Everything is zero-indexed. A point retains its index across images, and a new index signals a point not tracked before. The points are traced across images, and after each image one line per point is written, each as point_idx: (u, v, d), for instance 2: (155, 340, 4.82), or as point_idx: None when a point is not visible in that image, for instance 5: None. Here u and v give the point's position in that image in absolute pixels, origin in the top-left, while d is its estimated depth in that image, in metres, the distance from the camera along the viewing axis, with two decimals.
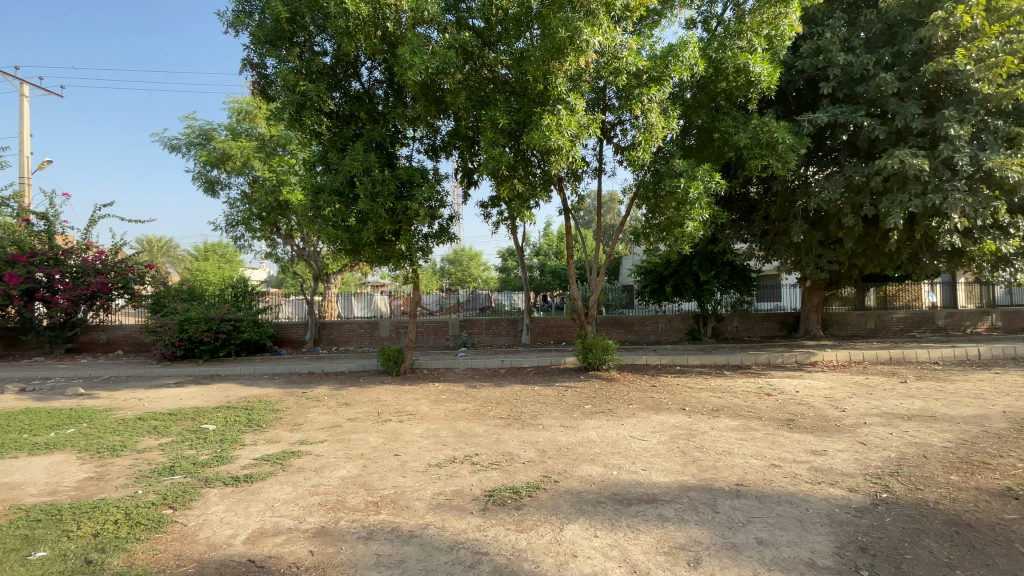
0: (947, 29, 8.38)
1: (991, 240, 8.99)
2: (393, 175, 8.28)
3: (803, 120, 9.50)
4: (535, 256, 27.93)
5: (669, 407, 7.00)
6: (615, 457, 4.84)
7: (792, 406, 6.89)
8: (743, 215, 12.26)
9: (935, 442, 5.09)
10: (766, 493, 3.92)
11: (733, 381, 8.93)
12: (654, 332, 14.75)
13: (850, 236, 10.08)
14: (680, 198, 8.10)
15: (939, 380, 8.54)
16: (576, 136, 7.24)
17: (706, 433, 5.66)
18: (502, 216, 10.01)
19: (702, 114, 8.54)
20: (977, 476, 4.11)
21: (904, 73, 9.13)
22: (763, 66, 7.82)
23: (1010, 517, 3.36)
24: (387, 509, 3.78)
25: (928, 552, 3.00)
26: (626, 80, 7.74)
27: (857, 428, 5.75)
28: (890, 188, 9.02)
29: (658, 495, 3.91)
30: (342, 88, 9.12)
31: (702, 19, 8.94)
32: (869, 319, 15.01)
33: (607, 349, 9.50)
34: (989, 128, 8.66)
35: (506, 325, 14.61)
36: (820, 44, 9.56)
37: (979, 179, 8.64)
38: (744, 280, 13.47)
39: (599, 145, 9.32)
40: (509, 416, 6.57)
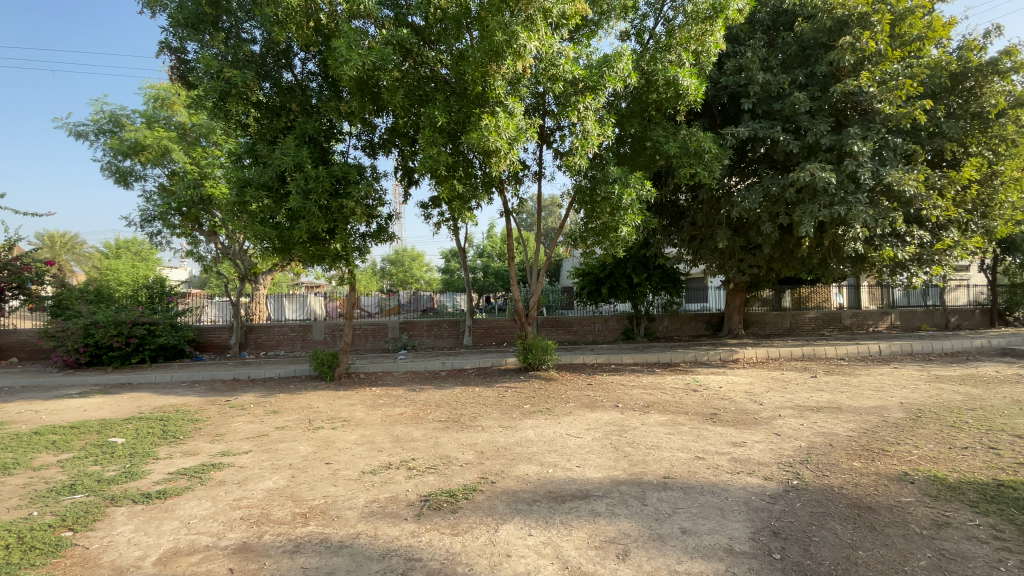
0: (854, 53, 9.29)
1: (889, 247, 9.93)
2: (327, 171, 7.95)
3: (727, 132, 10.12)
4: (477, 257, 27.89)
5: (604, 404, 7.23)
6: (551, 455, 4.92)
7: (716, 401, 7.32)
8: (673, 221, 12.89)
9: (840, 432, 5.58)
10: (691, 484, 4.13)
11: (664, 378, 9.35)
12: (591, 332, 15.14)
13: (768, 242, 10.87)
14: (614, 203, 8.40)
15: (844, 374, 9.37)
16: (514, 139, 7.31)
17: (637, 429, 5.88)
18: (442, 217, 9.94)
19: (634, 123, 8.95)
20: (876, 463, 4.54)
21: (816, 93, 9.94)
22: (691, 80, 8.24)
23: (905, 500, 3.73)
24: (316, 520, 3.63)
25: (832, 534, 3.28)
26: (563, 87, 7.91)
27: (774, 420, 6.20)
28: (803, 199, 9.80)
29: (591, 491, 4.01)
30: (271, 78, 8.68)
31: (635, 32, 9.32)
32: (785, 318, 16.22)
33: (547, 350, 9.64)
34: (890, 145, 9.57)
35: (448, 326, 14.46)
36: (741, 63, 10.26)
37: (881, 193, 9.54)
38: (674, 283, 14.19)
39: (539, 149, 9.48)
40: (447, 418, 6.51)
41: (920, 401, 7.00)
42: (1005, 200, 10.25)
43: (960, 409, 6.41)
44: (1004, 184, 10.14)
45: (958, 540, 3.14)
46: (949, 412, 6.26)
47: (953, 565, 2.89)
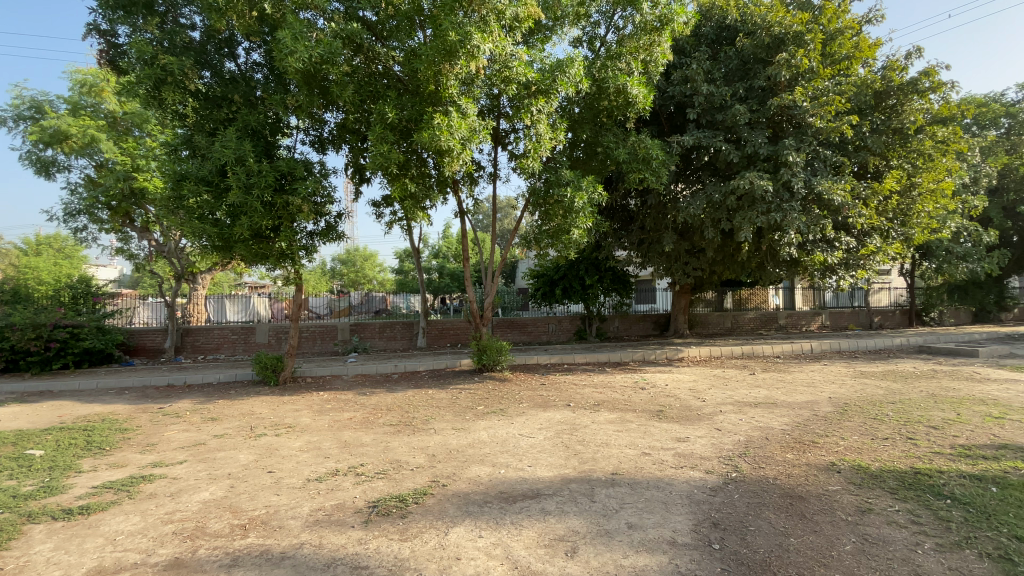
0: (790, 69, 9.88)
1: (820, 251, 10.62)
2: (272, 166, 7.63)
3: (673, 140, 10.53)
4: (432, 257, 27.54)
5: (556, 404, 7.32)
6: (503, 456, 4.93)
7: (663, 398, 7.58)
8: (624, 225, 13.26)
9: (775, 426, 5.92)
10: (637, 480, 4.26)
11: (614, 376, 9.58)
12: (545, 332, 15.31)
13: (711, 246, 11.38)
14: (567, 206, 8.54)
15: (780, 371, 9.95)
16: (467, 139, 7.29)
17: (588, 427, 6.00)
18: (395, 216, 9.76)
19: (586, 128, 9.13)
20: (807, 454, 4.84)
21: (755, 105, 10.48)
22: (639, 88, 8.49)
23: (832, 489, 4.01)
24: (257, 531, 3.47)
25: (767, 522, 3.47)
26: (516, 89, 7.96)
27: (716, 416, 6.49)
28: (743, 206, 10.31)
29: (541, 490, 4.06)
30: (212, 67, 8.25)
31: (587, 39, 9.51)
32: (727, 318, 17.03)
33: (501, 350, 9.65)
34: (822, 157, 10.23)
35: (401, 327, 14.21)
36: (687, 74, 10.70)
37: (812, 201, 10.17)
38: (624, 284, 14.66)
39: (493, 150, 9.51)
40: (399, 422, 6.40)
41: (846, 395, 7.53)
42: (922, 209, 11.07)
43: (881, 403, 6.95)
44: (921, 195, 10.94)
45: (879, 525, 3.38)
46: (872, 406, 6.77)
47: (874, 548, 3.11)
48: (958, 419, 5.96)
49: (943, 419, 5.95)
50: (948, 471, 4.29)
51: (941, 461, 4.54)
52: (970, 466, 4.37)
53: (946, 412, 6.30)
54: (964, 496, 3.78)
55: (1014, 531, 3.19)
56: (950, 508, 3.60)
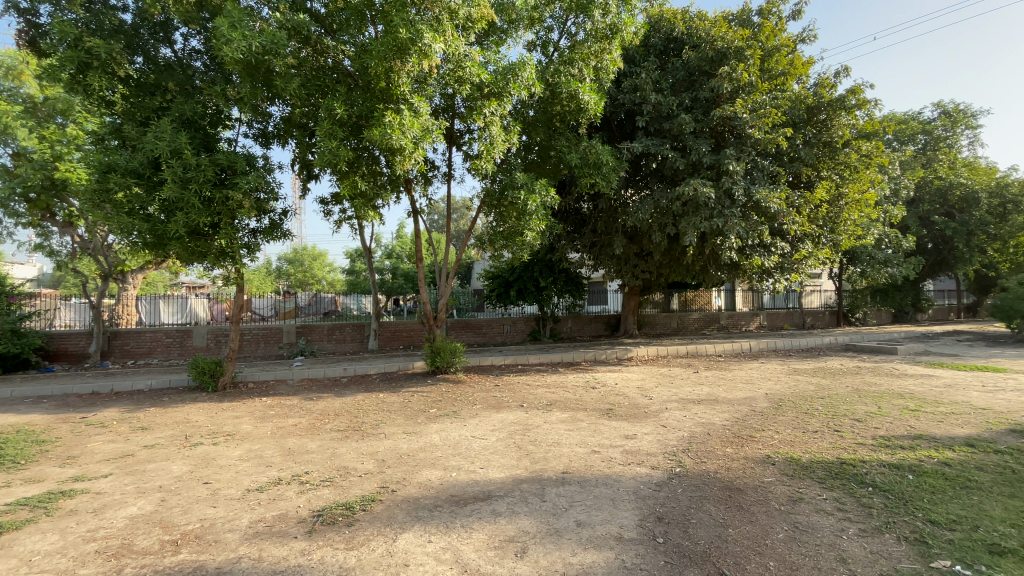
0: (731, 82, 10.39)
1: (758, 256, 11.24)
2: (211, 160, 7.23)
3: (623, 147, 10.85)
4: (385, 258, 26.89)
5: (510, 404, 7.34)
6: (455, 459, 4.89)
7: (612, 397, 7.77)
8: (576, 227, 13.51)
9: (717, 422, 6.20)
10: (587, 478, 4.34)
11: (567, 376, 9.72)
12: (500, 333, 15.31)
13: (658, 250, 11.78)
14: (520, 208, 8.59)
15: (721, 369, 10.43)
16: (419, 139, 7.19)
17: (540, 427, 6.05)
18: (345, 215, 9.50)
19: (540, 132, 9.24)
20: (745, 448, 5.10)
21: (700, 116, 10.95)
22: (591, 95, 8.68)
23: (767, 480, 4.24)
24: (190, 547, 3.27)
25: (708, 515, 3.62)
26: (469, 90, 7.93)
27: (662, 413, 6.71)
28: (687, 211, 10.72)
29: (493, 492, 4.06)
30: (144, 53, 7.71)
31: (541, 43, 9.63)
32: (674, 319, 17.69)
33: (455, 352, 9.59)
34: (760, 166, 10.80)
35: (351, 329, 13.81)
36: (636, 83, 11.05)
37: (751, 208, 10.73)
38: (576, 286, 14.98)
39: (448, 150, 9.44)
40: (347, 427, 6.22)
41: (781, 392, 7.99)
42: (848, 217, 11.99)
43: (811, 398, 7.42)
44: (848, 205, 11.85)
45: (809, 514, 3.61)
46: (804, 401, 7.22)
47: (804, 535, 3.32)
48: (879, 412, 6.45)
49: (866, 413, 6.44)
50: (870, 460, 4.64)
51: (864, 451, 4.91)
52: (889, 456, 4.75)
53: (868, 406, 6.82)
54: (883, 483, 4.10)
55: (927, 515, 3.48)
56: (871, 495, 3.89)
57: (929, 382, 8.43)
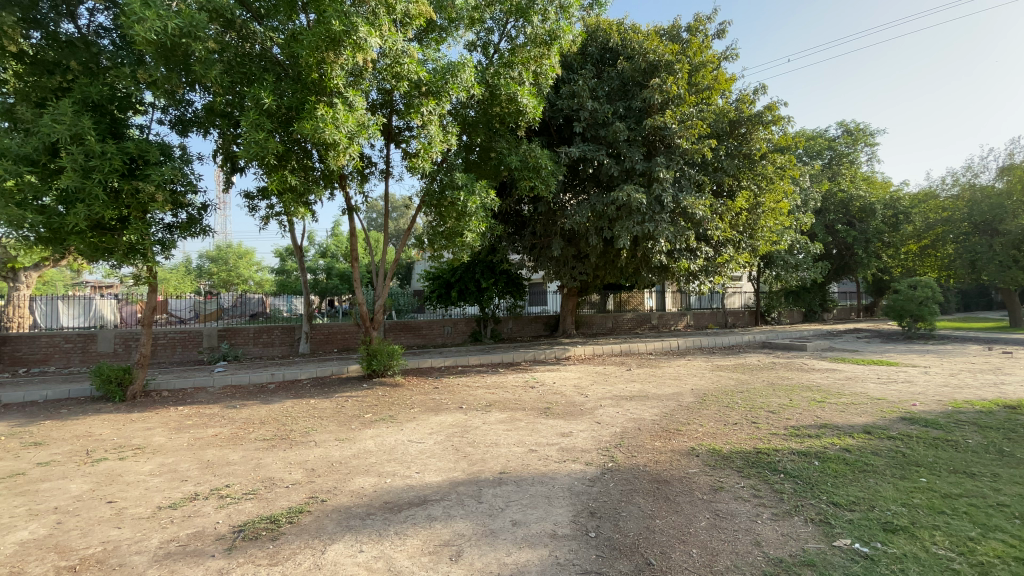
0: (661, 93, 10.93)
1: (685, 259, 11.89)
2: (118, 147, 6.60)
3: (561, 151, 11.10)
4: (319, 257, 25.46)
5: (448, 406, 7.27)
6: (390, 465, 4.77)
7: (550, 396, 7.91)
8: (517, 229, 13.68)
9: (647, 417, 6.48)
10: (523, 477, 4.39)
11: (506, 377, 9.79)
12: (440, 335, 15.14)
13: (594, 252, 12.13)
14: (460, 209, 8.53)
15: (652, 367, 10.93)
16: (354, 134, 6.97)
17: (478, 429, 6.04)
18: (273, 211, 9.01)
19: (480, 132, 9.24)
20: (672, 441, 5.37)
21: (633, 124, 11.40)
22: (529, 99, 8.80)
23: (692, 471, 4.49)
24: (90, 573, 2.97)
25: (637, 507, 3.77)
26: (407, 87, 7.80)
27: (597, 410, 6.92)
28: (621, 215, 11.13)
29: (428, 496, 4.00)
30: (43, 27, 7.01)
31: (481, 44, 9.65)
32: (610, 319, 18.32)
33: (392, 355, 9.37)
34: (687, 175, 11.42)
35: (280, 333, 13.10)
36: (574, 90, 11.34)
37: (679, 214, 11.32)
38: (517, 288, 15.19)
39: (386, 147, 9.24)
40: (274, 436, 5.90)
41: (706, 387, 8.50)
42: (765, 224, 12.96)
43: (732, 392, 7.94)
44: (764, 213, 12.80)
45: (729, 501, 3.86)
46: (726, 395, 7.72)
47: (724, 522, 3.54)
48: (790, 404, 7.02)
49: (780, 405, 6.98)
50: (782, 449, 5.04)
51: (777, 440, 5.31)
52: (798, 444, 5.17)
53: (781, 398, 7.40)
54: (794, 470, 4.46)
55: (830, 498, 3.83)
56: (783, 481, 4.23)
57: (833, 375, 9.29)
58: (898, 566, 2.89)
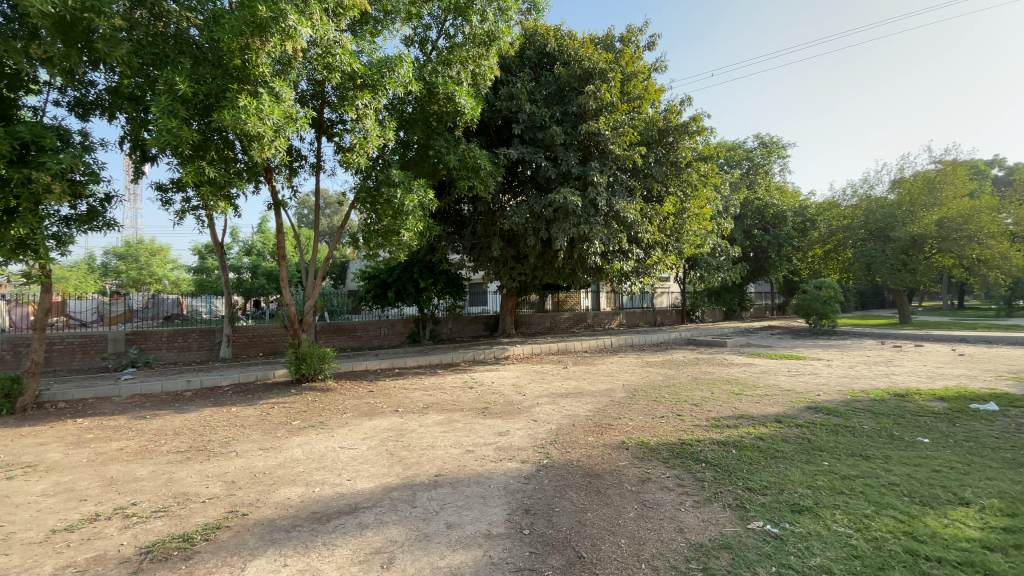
0: (596, 100, 11.28)
1: (618, 261, 12.35)
2: (6, 130, 5.87)
3: (500, 153, 11.15)
4: (243, 255, 23.85)
5: (383, 410, 7.08)
6: (319, 473, 4.57)
7: (488, 396, 7.94)
8: (456, 229, 13.64)
9: (582, 413, 6.66)
10: (458, 478, 4.37)
11: (444, 378, 9.70)
12: (376, 337, 14.71)
13: (533, 253, 12.29)
14: (396, 207, 8.34)
15: (587, 364, 11.26)
16: (280, 126, 6.63)
17: (414, 432, 5.94)
18: (189, 204, 8.36)
19: (417, 130, 9.10)
20: (604, 436, 5.57)
21: (569, 129, 11.65)
22: (467, 99, 8.77)
23: (622, 464, 4.67)
24: None
25: (570, 502, 3.87)
26: (340, 79, 7.51)
27: (534, 408, 7.02)
28: (558, 217, 11.35)
29: (360, 503, 3.88)
30: None
31: (419, 40, 9.51)
32: (548, 318, 18.65)
33: (323, 358, 8.99)
34: (620, 180, 11.85)
35: (198, 337, 12.23)
36: (513, 92, 11.45)
37: (613, 217, 11.73)
38: (457, 288, 15.08)
39: (318, 141, 8.89)
40: (190, 447, 5.48)
41: (636, 382, 8.88)
42: (690, 229, 13.75)
43: (660, 387, 8.36)
44: (689, 218, 13.57)
45: (655, 491, 4.06)
46: (654, 390, 8.11)
47: (651, 511, 3.71)
48: (712, 396, 7.50)
49: (702, 398, 7.43)
50: (704, 439, 5.36)
51: (700, 431, 5.65)
52: (718, 434, 5.52)
53: (704, 392, 7.89)
54: (714, 458, 4.76)
55: (745, 483, 4.14)
56: (704, 469, 4.50)
57: (749, 369, 10.01)
58: (803, 544, 3.16)
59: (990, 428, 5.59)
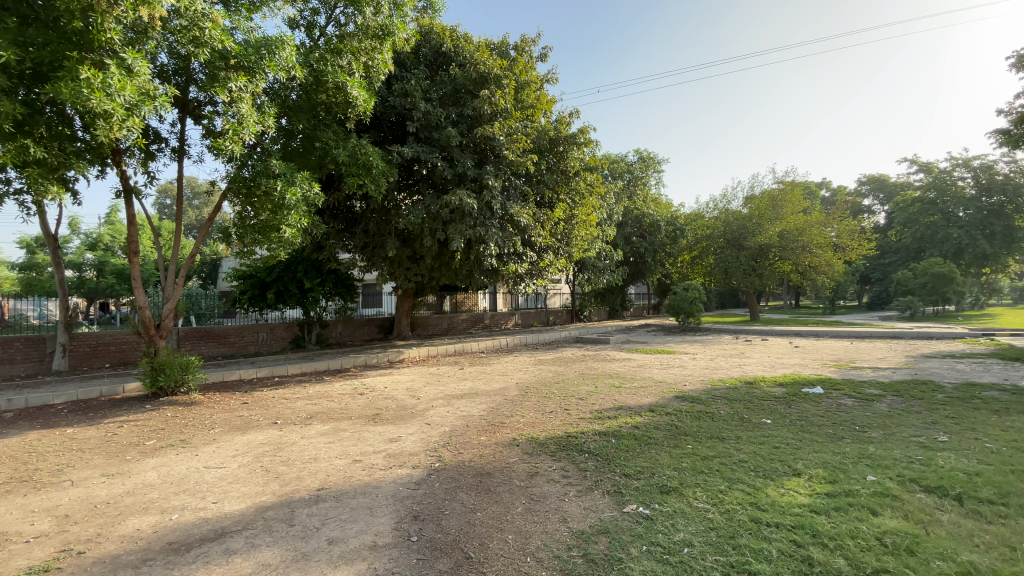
0: (491, 105, 11.49)
1: (512, 263, 12.65)
2: None
3: (393, 150, 10.86)
4: (87, 250, 20.48)
5: (259, 423, 6.51)
6: (179, 498, 4.07)
7: (379, 401, 7.68)
8: (347, 226, 13.07)
9: (475, 413, 6.72)
10: (344, 491, 4.15)
11: (331, 384, 9.19)
12: (254, 343, 13.45)
13: (429, 254, 12.10)
14: (276, 201, 7.69)
15: (482, 364, 11.41)
16: (135, 105, 5.79)
17: (295, 444, 5.53)
18: (9, 187, 6.99)
19: (302, 119, 8.53)
20: (496, 435, 5.65)
21: (465, 130, 11.66)
22: (359, 91, 8.37)
23: (512, 461, 4.79)
24: None
25: (460, 504, 3.87)
26: (209, 56, 6.76)
27: (427, 412, 6.92)
28: (454, 218, 11.30)
29: (228, 528, 3.52)
30: None
31: (305, 24, 8.93)
32: (445, 320, 18.55)
33: (187, 367, 8.02)
34: (514, 185, 12.12)
35: (22, 347, 10.24)
36: (406, 89, 11.26)
37: (508, 220, 11.95)
38: (347, 288, 14.37)
39: (183, 123, 7.96)
40: (8, 479, 4.55)
41: (529, 380, 9.19)
42: (579, 234, 14.51)
43: (551, 384, 8.73)
44: (578, 224, 14.32)
45: (542, 485, 4.22)
46: (545, 387, 8.45)
47: (538, 504, 3.85)
48: (596, 390, 8.01)
49: (588, 392, 7.90)
50: (587, 431, 5.70)
51: (584, 424, 5.99)
52: (600, 426, 5.89)
53: (589, 386, 8.40)
54: (596, 448, 5.08)
55: (622, 469, 4.48)
56: (587, 460, 4.77)
57: (629, 364, 10.86)
58: (669, 521, 3.49)
59: (816, 408, 6.66)
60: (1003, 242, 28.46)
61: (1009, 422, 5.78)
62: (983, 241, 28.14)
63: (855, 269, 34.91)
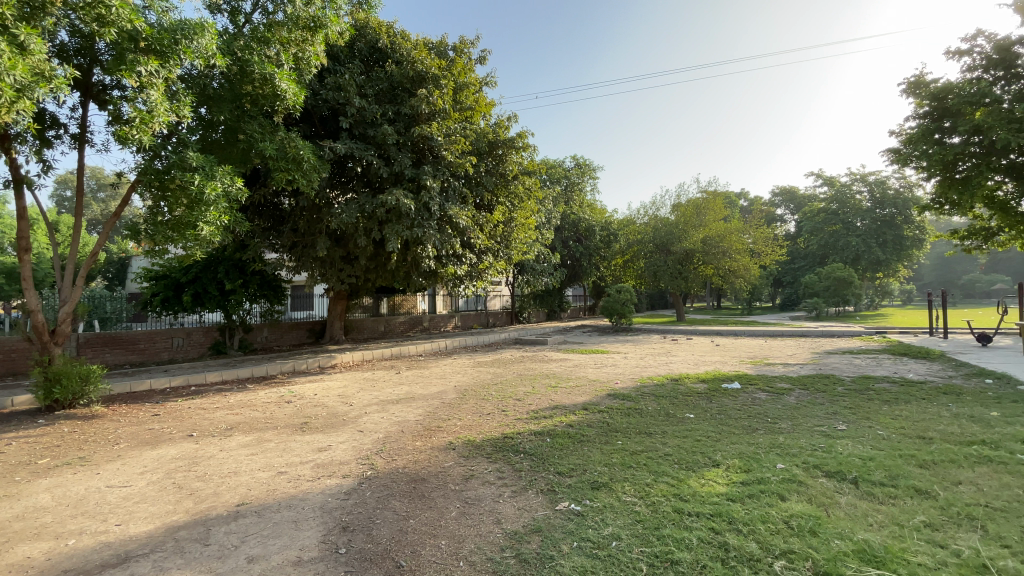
0: (428, 104, 11.40)
1: (451, 265, 12.49)
2: None
3: (325, 146, 10.44)
4: None
5: (173, 436, 6.00)
6: (76, 521, 3.67)
7: (308, 409, 7.33)
8: (274, 224, 12.43)
9: (410, 418, 6.58)
10: (267, 505, 3.93)
11: (256, 393, 8.66)
12: (167, 349, 12.45)
13: (364, 254, 11.70)
14: (193, 196, 7.13)
15: (420, 368, 11.18)
16: (27, 85, 5.17)
17: (213, 458, 5.15)
18: None
19: (224, 110, 8.04)
20: (431, 439, 5.57)
21: (402, 129, 11.42)
22: (288, 84, 7.96)
23: (447, 465, 4.74)
24: None
25: (392, 512, 3.78)
26: (116, 37, 6.19)
27: (360, 418, 6.69)
28: (391, 218, 11.01)
29: (134, 552, 3.22)
30: None
31: (229, 9, 8.40)
32: (381, 323, 18.07)
33: (87, 377, 7.24)
34: (453, 186, 12.00)
35: None
36: (340, 83, 10.90)
37: (446, 221, 11.81)
38: (274, 290, 13.68)
39: (84, 108, 7.23)
40: None
41: (467, 382, 9.14)
42: (518, 237, 14.58)
43: (489, 385, 8.74)
44: (516, 227, 14.42)
45: (476, 488, 4.20)
46: (483, 389, 8.44)
47: (472, 507, 3.84)
48: (533, 391, 8.11)
49: (525, 392, 7.98)
50: (523, 431, 5.75)
51: (521, 424, 6.04)
52: (536, 426, 5.97)
53: (526, 387, 8.49)
54: (531, 448, 5.15)
55: (556, 468, 4.56)
56: (522, 460, 4.82)
57: (565, 364, 11.10)
58: (599, 517, 3.59)
59: (735, 402, 7.14)
60: (893, 250, 32.00)
61: (896, 411, 6.49)
62: (877, 249, 31.57)
63: (771, 273, 37.81)
